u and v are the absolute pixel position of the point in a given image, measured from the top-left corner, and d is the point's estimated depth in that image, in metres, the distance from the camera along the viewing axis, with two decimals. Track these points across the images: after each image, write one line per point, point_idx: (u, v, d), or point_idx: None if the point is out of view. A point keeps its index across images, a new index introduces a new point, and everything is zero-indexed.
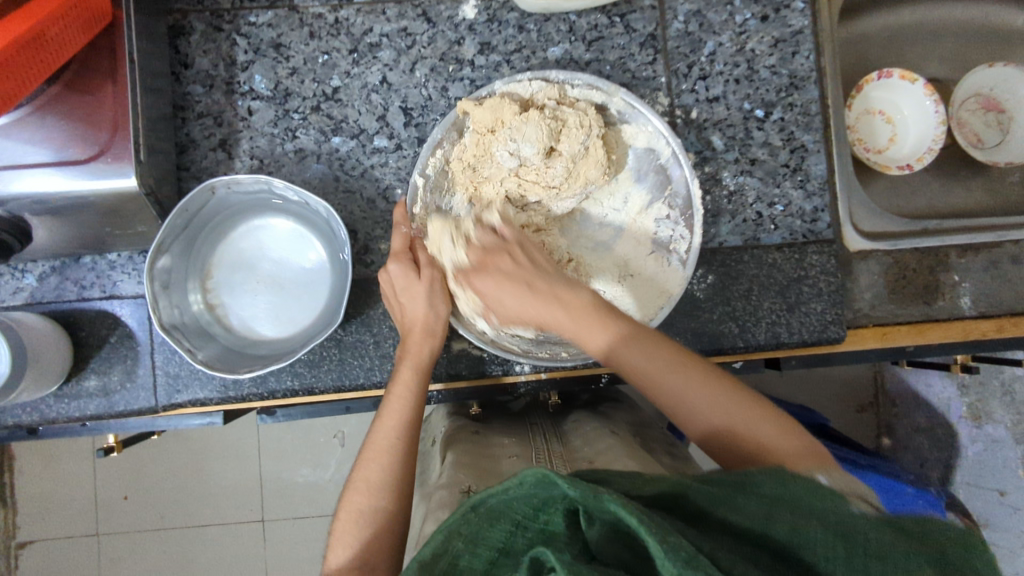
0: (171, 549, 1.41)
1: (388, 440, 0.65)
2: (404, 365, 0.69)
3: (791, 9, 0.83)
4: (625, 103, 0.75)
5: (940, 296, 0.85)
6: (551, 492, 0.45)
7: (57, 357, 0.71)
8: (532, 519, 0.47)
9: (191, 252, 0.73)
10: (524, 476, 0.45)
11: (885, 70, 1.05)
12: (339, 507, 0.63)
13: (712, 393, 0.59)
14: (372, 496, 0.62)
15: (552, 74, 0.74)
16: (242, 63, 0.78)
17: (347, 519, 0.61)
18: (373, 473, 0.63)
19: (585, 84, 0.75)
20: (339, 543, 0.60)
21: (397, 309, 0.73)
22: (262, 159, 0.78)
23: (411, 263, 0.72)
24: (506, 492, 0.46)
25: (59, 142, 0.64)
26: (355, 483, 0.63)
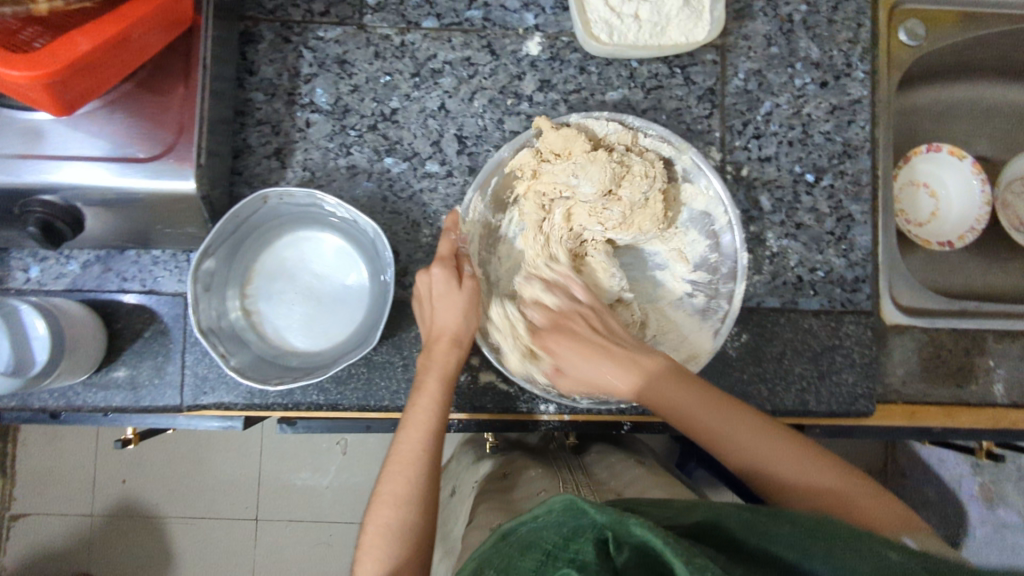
0: (166, 538, 1.40)
1: (415, 448, 0.64)
2: (430, 376, 0.68)
3: (851, 78, 0.84)
4: (691, 163, 0.75)
5: (973, 380, 0.84)
6: (584, 518, 0.46)
7: (93, 345, 0.71)
8: (563, 549, 0.46)
9: (235, 259, 0.74)
10: (554, 502, 0.48)
11: (933, 145, 1.05)
12: (364, 520, 0.61)
13: (820, 468, 0.58)
14: (399, 510, 0.60)
15: (630, 119, 0.75)
16: (306, 75, 0.79)
17: (374, 533, 0.59)
18: (399, 487, 0.62)
19: (658, 136, 0.75)
20: (367, 557, 0.58)
21: (428, 315, 0.71)
22: (314, 171, 0.79)
23: (455, 269, 0.71)
24: (540, 518, 0.48)
25: (124, 138, 0.65)
26: (382, 496, 0.62)
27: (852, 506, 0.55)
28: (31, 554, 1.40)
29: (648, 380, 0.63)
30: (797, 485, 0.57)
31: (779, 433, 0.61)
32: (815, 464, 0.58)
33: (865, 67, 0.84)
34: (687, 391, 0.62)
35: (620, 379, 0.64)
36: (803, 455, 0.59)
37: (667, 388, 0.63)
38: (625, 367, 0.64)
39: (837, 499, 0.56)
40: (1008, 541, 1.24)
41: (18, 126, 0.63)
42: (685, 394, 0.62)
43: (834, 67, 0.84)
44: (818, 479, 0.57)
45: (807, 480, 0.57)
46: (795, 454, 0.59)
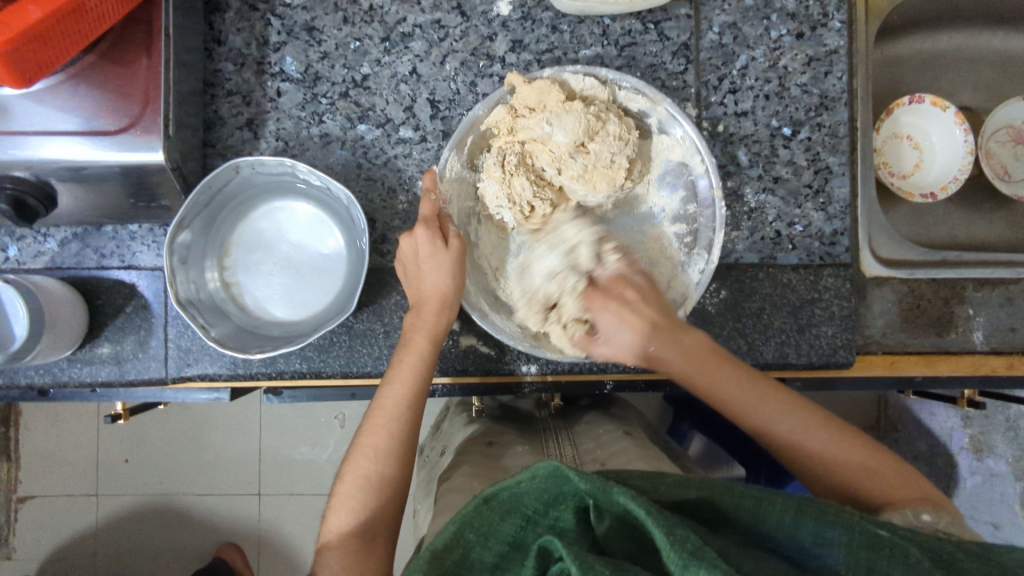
0: (170, 513, 1.43)
1: (397, 403, 0.66)
2: (418, 336, 0.69)
3: (828, 28, 0.83)
4: (666, 114, 0.74)
5: (953, 329, 0.84)
6: (563, 487, 0.48)
7: (73, 321, 0.72)
8: (542, 514, 0.48)
9: (210, 230, 0.74)
10: (537, 469, 0.48)
11: (916, 96, 1.04)
12: (343, 470, 0.64)
13: (845, 443, 0.61)
14: (378, 463, 0.63)
15: (603, 72, 0.74)
16: (274, 44, 0.79)
17: (351, 483, 0.62)
18: (379, 439, 0.64)
19: (632, 88, 0.74)
20: (341, 504, 0.61)
21: (415, 277, 0.71)
22: (287, 141, 0.78)
23: (440, 231, 0.70)
24: (518, 485, 0.49)
25: (90, 111, 0.65)
26: (361, 447, 0.64)
27: (864, 485, 0.59)
28: (39, 534, 1.42)
29: (757, 402, 0.64)
30: (831, 462, 0.61)
31: (860, 439, 0.61)
32: (862, 454, 0.61)
33: (842, 16, 0.83)
34: (787, 404, 0.64)
35: (741, 395, 0.64)
36: (869, 455, 0.61)
37: (776, 413, 0.63)
38: (749, 383, 0.65)
39: (865, 495, 0.59)
40: (995, 489, 1.26)
41: None
42: (785, 405, 0.64)
43: (810, 18, 0.83)
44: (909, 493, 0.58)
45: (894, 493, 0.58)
46: (853, 452, 0.61)
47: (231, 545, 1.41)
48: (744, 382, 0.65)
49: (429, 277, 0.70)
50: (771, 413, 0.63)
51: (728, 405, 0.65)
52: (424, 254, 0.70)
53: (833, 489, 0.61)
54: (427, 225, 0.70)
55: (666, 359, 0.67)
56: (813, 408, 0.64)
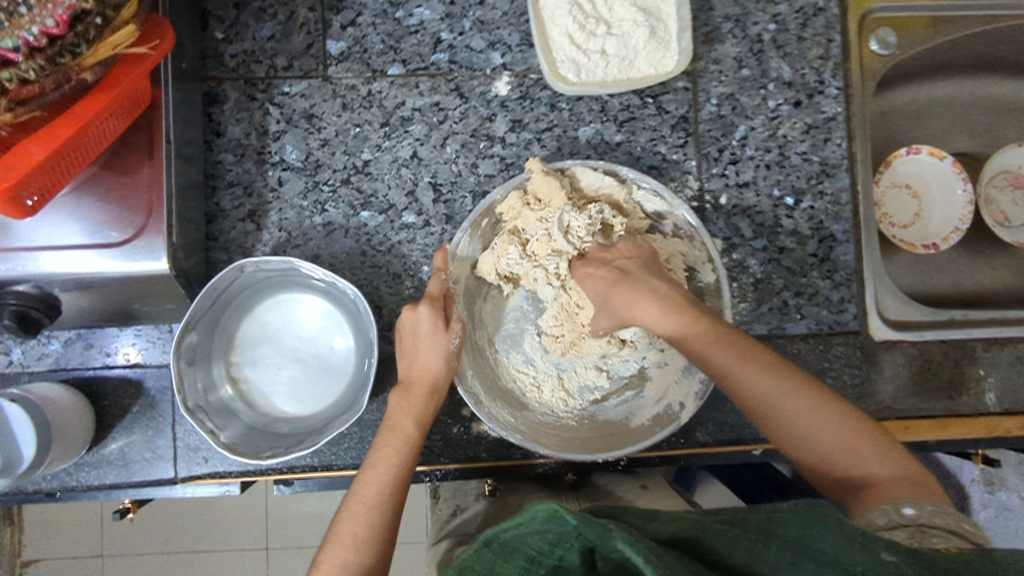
0: (178, 572, 1.40)
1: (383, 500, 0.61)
2: (405, 420, 0.67)
3: (825, 95, 0.83)
4: (683, 219, 0.75)
5: (964, 391, 0.84)
6: (563, 527, 0.46)
7: (80, 427, 0.71)
8: (545, 555, 0.47)
9: (216, 329, 0.73)
10: (535, 511, 0.45)
11: (913, 147, 1.04)
12: (318, 560, 0.58)
13: (866, 444, 0.56)
14: (356, 551, 0.57)
15: (624, 171, 0.75)
16: (274, 133, 0.79)
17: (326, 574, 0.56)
18: (356, 528, 0.59)
19: (651, 189, 0.75)
20: None
21: (408, 358, 0.70)
22: (290, 231, 0.78)
23: (443, 312, 0.70)
24: (520, 527, 0.47)
25: (93, 223, 0.64)
26: (337, 538, 0.58)
27: (860, 463, 0.55)
28: None
29: (752, 371, 0.60)
30: (830, 449, 0.56)
31: (817, 395, 0.59)
32: (875, 451, 0.56)
33: (838, 83, 0.83)
34: (759, 357, 0.61)
35: (760, 376, 0.60)
36: (877, 448, 0.56)
37: (788, 393, 0.59)
38: (744, 352, 0.61)
39: (818, 445, 0.57)
40: (1010, 524, 1.25)
41: None
42: (763, 373, 0.60)
43: (807, 86, 0.83)
44: (884, 471, 0.54)
45: (875, 477, 0.54)
46: (844, 424, 0.57)
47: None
48: (747, 350, 0.61)
49: (423, 358, 0.69)
50: (756, 378, 0.60)
51: (739, 390, 0.61)
52: (424, 334, 0.69)
53: (814, 457, 0.57)
54: (428, 302, 0.70)
55: (715, 356, 0.61)
56: (806, 380, 0.60)
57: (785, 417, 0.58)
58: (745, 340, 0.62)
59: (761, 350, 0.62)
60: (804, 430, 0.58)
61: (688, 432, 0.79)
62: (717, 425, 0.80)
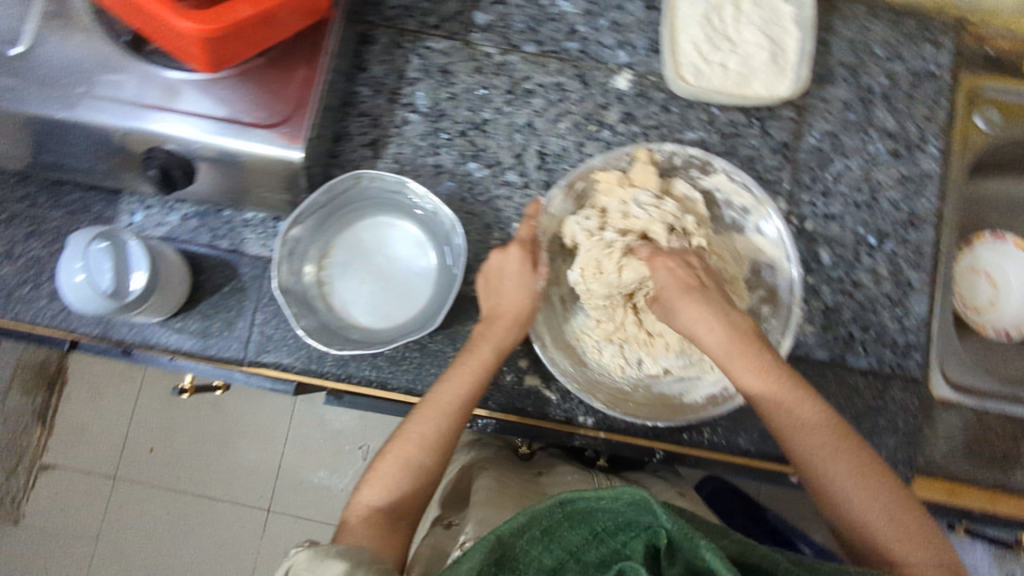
0: (179, 511, 1.43)
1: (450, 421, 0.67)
2: (485, 344, 0.72)
3: (924, 152, 0.87)
4: (768, 218, 0.79)
5: (1019, 468, 0.83)
6: (641, 516, 0.52)
7: (178, 289, 0.77)
8: (610, 534, 0.54)
9: (319, 231, 0.79)
10: (623, 494, 0.51)
11: (1000, 233, 1.05)
12: (385, 448, 0.67)
13: (901, 521, 0.59)
14: (420, 452, 0.65)
15: (717, 160, 0.79)
16: (410, 79, 0.86)
17: (391, 463, 0.65)
18: (425, 427, 0.66)
19: (742, 183, 0.80)
20: (379, 478, 0.64)
21: (494, 293, 0.76)
22: (403, 165, 0.85)
23: (529, 255, 0.77)
24: (600, 501, 0.53)
25: (250, 106, 0.72)
26: (406, 434, 0.66)
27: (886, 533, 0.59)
28: (54, 503, 1.44)
29: (799, 418, 0.64)
30: (862, 517, 0.60)
31: (874, 469, 0.62)
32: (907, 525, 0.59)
33: (939, 144, 0.87)
34: (814, 419, 0.64)
35: (807, 424, 0.64)
36: (916, 524, 0.59)
37: (833, 449, 0.62)
38: (808, 407, 0.64)
39: (857, 510, 0.60)
40: None
41: (160, 81, 0.71)
42: (813, 425, 0.63)
43: (908, 140, 0.87)
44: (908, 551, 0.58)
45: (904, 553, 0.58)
46: (884, 497, 0.60)
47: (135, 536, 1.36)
48: (801, 400, 0.64)
49: (506, 291, 0.75)
50: (814, 432, 0.63)
51: (782, 434, 0.64)
52: (512, 274, 0.76)
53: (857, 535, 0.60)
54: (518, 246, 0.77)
55: (759, 389, 0.65)
56: (864, 450, 0.63)
57: (830, 474, 0.62)
58: (801, 392, 0.65)
59: (816, 403, 0.65)
60: (844, 490, 0.61)
61: (729, 436, 0.80)
62: (762, 436, 0.80)
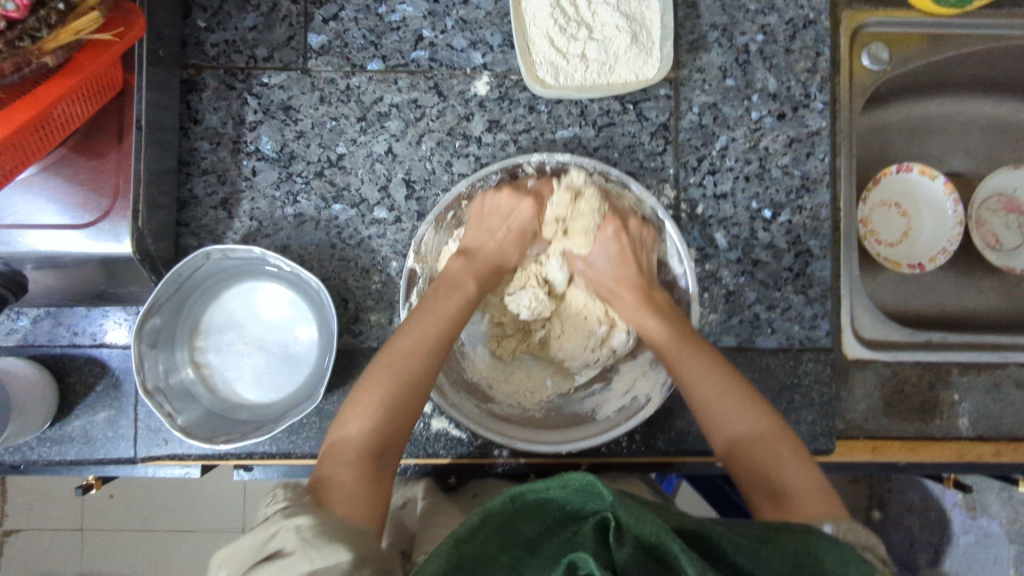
0: (148, 560, 1.35)
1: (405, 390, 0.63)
2: (442, 306, 0.69)
3: (810, 109, 0.82)
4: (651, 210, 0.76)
5: (937, 414, 0.83)
6: (588, 503, 0.44)
7: (42, 403, 0.72)
8: (560, 526, 0.45)
9: (181, 313, 0.74)
10: (568, 480, 0.44)
11: (904, 165, 1.02)
12: (343, 414, 0.62)
13: (786, 456, 0.59)
14: (387, 411, 0.61)
15: (587, 161, 0.75)
16: (251, 123, 0.78)
17: (359, 423, 0.60)
18: (387, 387, 0.62)
19: (617, 178, 0.75)
20: (343, 443, 0.59)
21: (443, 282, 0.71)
22: (261, 221, 0.78)
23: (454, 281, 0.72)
24: (547, 492, 0.45)
25: (62, 202, 0.65)
26: (365, 394, 0.62)
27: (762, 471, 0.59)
28: None
29: (697, 369, 0.66)
30: (762, 464, 0.59)
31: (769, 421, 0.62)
32: (798, 464, 0.59)
33: (824, 97, 0.82)
34: (719, 370, 0.65)
35: (704, 372, 0.65)
36: (807, 468, 0.59)
37: (741, 400, 0.63)
38: (706, 357, 0.67)
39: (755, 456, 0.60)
40: None
41: None
42: (717, 375, 0.65)
43: (792, 98, 0.82)
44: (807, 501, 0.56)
45: (793, 485, 0.57)
46: (778, 446, 0.60)
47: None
48: (699, 351, 0.67)
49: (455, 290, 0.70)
50: (731, 396, 0.63)
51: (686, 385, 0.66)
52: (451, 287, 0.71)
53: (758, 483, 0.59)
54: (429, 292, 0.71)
55: (661, 339, 0.69)
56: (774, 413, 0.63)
57: (734, 423, 0.62)
58: (678, 339, 0.69)
59: (715, 356, 0.67)
60: (741, 438, 0.61)
61: (650, 441, 0.79)
62: (679, 436, 0.79)
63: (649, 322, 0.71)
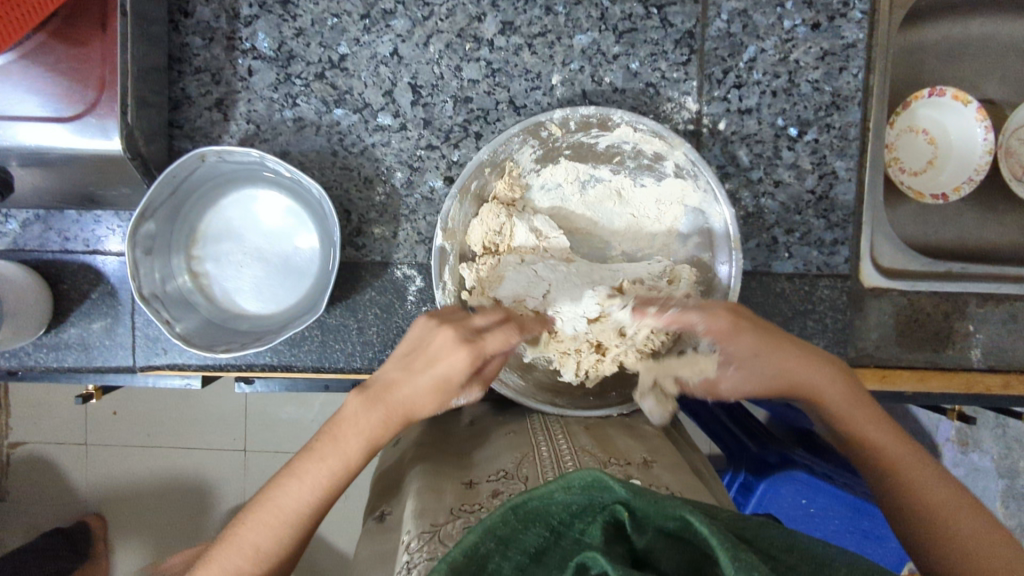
0: (157, 470, 1.36)
1: (430, 390, 0.56)
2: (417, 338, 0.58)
3: (847, 18, 0.76)
4: (685, 159, 0.68)
5: (950, 345, 0.81)
6: (596, 498, 0.42)
7: (36, 308, 0.70)
8: (566, 527, 0.43)
9: (176, 219, 0.71)
10: (572, 480, 0.42)
11: (937, 88, 0.97)
12: (251, 504, 0.56)
13: (927, 465, 0.56)
14: (275, 536, 0.54)
15: (615, 113, 0.68)
16: (246, 17, 0.73)
17: (250, 531, 0.54)
18: (291, 494, 0.55)
19: (648, 130, 0.68)
20: (232, 549, 0.54)
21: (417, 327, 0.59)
22: (258, 125, 0.74)
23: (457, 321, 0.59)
24: (552, 495, 0.42)
25: (46, 93, 0.61)
26: (276, 490, 0.56)
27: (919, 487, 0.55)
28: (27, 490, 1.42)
29: (837, 390, 0.60)
30: (928, 498, 0.53)
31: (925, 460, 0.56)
32: (955, 498, 0.53)
33: (864, 6, 0.76)
34: (860, 396, 0.60)
35: (836, 390, 0.60)
36: (978, 509, 0.53)
37: (875, 422, 0.59)
38: (844, 378, 0.61)
39: (921, 491, 0.54)
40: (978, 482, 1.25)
41: None
42: (856, 399, 0.60)
43: (828, 6, 0.76)
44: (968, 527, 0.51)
45: (970, 526, 0.51)
46: (945, 483, 0.54)
47: (98, 515, 1.36)
48: (835, 373, 0.61)
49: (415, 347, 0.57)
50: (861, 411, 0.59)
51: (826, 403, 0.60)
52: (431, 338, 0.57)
53: (930, 522, 0.52)
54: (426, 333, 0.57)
55: (764, 365, 0.61)
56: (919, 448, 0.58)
57: (888, 457, 0.57)
58: (823, 360, 0.62)
59: (855, 382, 0.62)
60: (908, 473, 0.55)
61: None
62: None
63: (743, 308, 0.62)
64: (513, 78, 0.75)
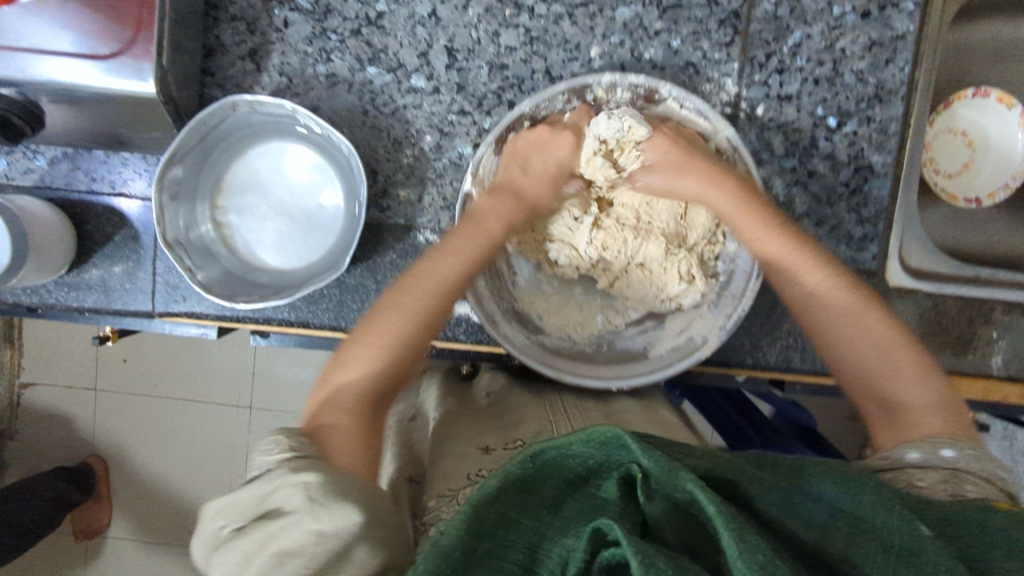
0: (165, 419, 1.38)
1: (546, 177, 0.68)
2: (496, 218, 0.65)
3: (898, 9, 0.74)
4: (728, 144, 0.69)
5: (971, 350, 0.80)
6: (614, 457, 0.39)
7: (60, 247, 0.71)
8: (584, 480, 0.41)
9: (203, 166, 0.70)
10: (594, 433, 0.39)
11: (982, 89, 0.96)
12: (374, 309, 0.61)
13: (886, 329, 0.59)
14: (406, 325, 0.59)
15: (664, 87, 0.67)
16: None
17: (368, 330, 0.58)
18: (411, 297, 0.60)
19: (695, 109, 0.68)
20: (347, 363, 0.57)
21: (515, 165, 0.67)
22: (291, 78, 0.73)
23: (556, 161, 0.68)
24: (570, 448, 0.39)
25: (80, 29, 0.60)
26: (392, 300, 0.60)
27: (890, 370, 0.57)
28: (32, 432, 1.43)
29: (801, 263, 0.62)
30: (867, 363, 0.58)
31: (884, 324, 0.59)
32: (908, 371, 0.57)
33: None
34: (821, 266, 0.62)
35: (798, 259, 0.62)
36: (921, 372, 0.57)
37: (845, 293, 0.61)
38: (797, 243, 0.63)
39: (859, 359, 0.59)
40: None
41: None
42: (820, 271, 0.62)
43: None
44: (930, 417, 0.54)
45: (906, 395, 0.56)
46: (890, 345, 0.58)
47: (96, 457, 1.37)
48: (782, 234, 0.63)
49: (513, 185, 0.66)
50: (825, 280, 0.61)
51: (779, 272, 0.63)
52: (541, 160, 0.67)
53: (865, 383, 0.58)
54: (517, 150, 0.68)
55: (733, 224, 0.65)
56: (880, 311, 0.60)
57: (838, 324, 0.60)
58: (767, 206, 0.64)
59: (802, 241, 0.63)
60: (849, 341, 0.59)
61: None
62: None
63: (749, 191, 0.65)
64: (551, 48, 0.73)
